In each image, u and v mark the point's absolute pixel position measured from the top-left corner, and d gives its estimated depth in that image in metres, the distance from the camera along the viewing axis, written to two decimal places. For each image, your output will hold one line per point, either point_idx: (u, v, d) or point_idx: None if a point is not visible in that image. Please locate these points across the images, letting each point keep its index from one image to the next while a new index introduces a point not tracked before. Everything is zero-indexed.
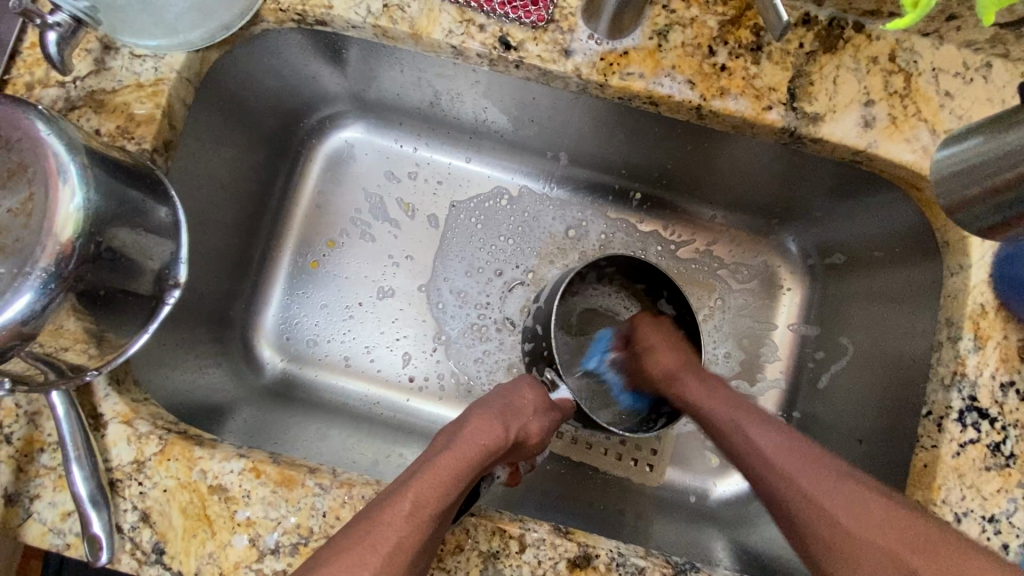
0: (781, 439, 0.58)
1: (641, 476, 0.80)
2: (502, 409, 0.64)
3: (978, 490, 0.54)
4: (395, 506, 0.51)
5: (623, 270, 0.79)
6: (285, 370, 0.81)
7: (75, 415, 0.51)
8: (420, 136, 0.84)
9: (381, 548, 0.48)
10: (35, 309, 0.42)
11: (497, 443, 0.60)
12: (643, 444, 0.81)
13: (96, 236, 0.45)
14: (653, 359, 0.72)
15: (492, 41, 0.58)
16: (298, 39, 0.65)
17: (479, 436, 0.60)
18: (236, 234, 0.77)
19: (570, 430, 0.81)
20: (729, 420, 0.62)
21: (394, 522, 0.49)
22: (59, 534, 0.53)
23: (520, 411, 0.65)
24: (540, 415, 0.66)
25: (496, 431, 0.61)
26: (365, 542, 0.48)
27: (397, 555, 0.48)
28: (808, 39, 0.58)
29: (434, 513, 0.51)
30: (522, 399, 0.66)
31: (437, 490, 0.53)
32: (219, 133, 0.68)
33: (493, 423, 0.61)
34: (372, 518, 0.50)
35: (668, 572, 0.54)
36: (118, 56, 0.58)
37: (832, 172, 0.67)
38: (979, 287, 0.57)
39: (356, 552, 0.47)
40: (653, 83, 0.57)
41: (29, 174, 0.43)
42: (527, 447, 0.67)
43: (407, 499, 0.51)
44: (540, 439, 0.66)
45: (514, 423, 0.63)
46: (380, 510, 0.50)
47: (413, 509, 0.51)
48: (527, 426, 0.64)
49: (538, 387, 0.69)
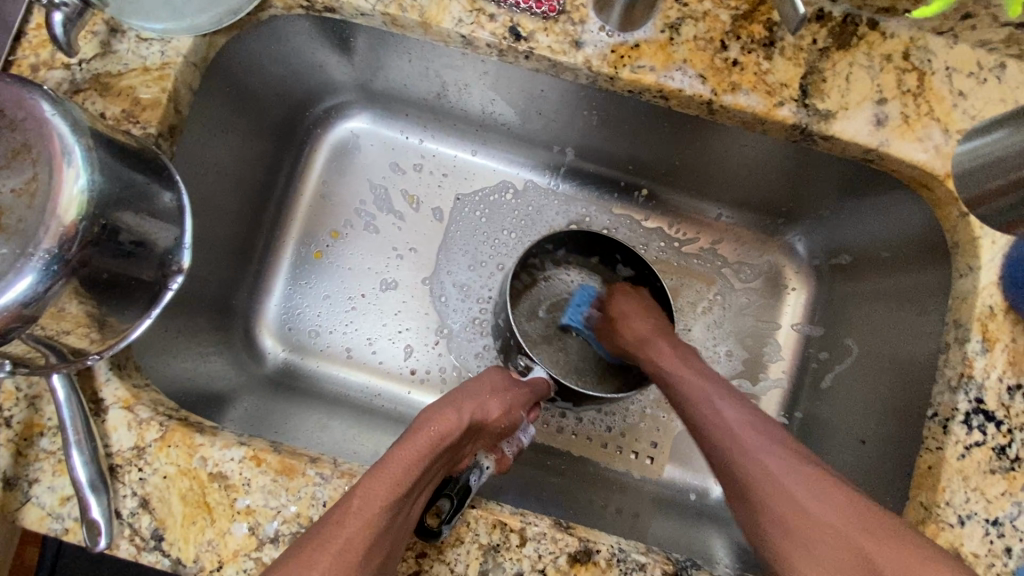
0: (741, 416, 0.57)
1: (641, 469, 0.80)
2: (456, 395, 0.62)
3: (982, 493, 0.53)
4: (344, 505, 0.49)
5: (574, 243, 0.80)
6: (286, 360, 0.80)
7: (75, 400, 0.51)
8: (426, 128, 0.83)
9: (330, 548, 0.46)
10: (36, 291, 0.42)
11: (454, 427, 0.57)
12: (643, 437, 0.81)
13: (101, 219, 0.44)
14: (628, 324, 0.70)
15: (501, 31, 0.57)
16: (305, 26, 0.65)
17: (432, 421, 0.57)
18: (240, 223, 0.76)
19: (570, 424, 0.81)
20: (696, 390, 0.61)
21: (344, 521, 0.47)
22: (57, 519, 0.52)
23: (475, 394, 0.63)
24: (498, 395, 0.64)
25: (450, 415, 0.58)
26: (315, 544, 0.46)
27: (348, 552, 0.46)
28: (821, 35, 0.57)
29: (383, 504, 0.48)
30: (479, 383, 0.65)
31: (388, 482, 0.50)
32: (223, 119, 0.67)
33: (446, 408, 0.59)
34: (328, 521, 0.48)
35: (670, 569, 0.53)
36: (125, 39, 0.57)
37: (841, 170, 0.67)
38: (989, 289, 0.56)
39: (305, 556, 0.46)
40: (663, 76, 0.57)
41: (33, 155, 0.42)
42: (495, 429, 0.64)
43: (354, 495, 0.49)
44: (503, 419, 0.63)
45: (471, 405, 0.61)
46: (335, 511, 0.49)
47: (362, 504, 0.48)
48: (485, 407, 0.62)
49: (494, 371, 0.67)
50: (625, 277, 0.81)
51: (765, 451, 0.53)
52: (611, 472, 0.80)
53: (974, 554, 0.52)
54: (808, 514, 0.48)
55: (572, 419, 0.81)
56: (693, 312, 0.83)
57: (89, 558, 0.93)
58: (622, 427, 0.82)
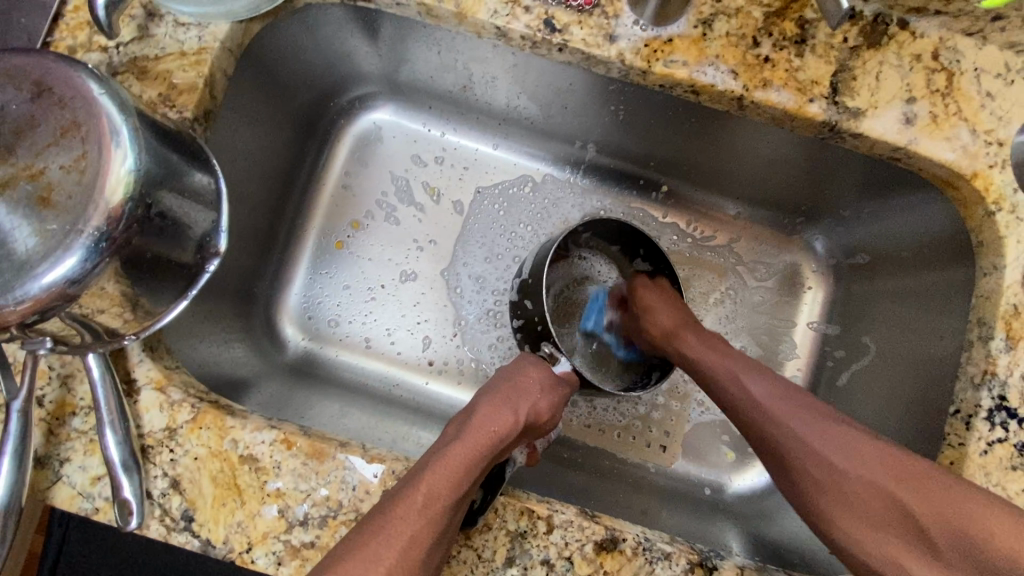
0: (771, 394, 0.61)
1: (654, 457, 0.81)
2: (507, 394, 0.63)
3: (1003, 489, 0.54)
4: (408, 500, 0.50)
5: (604, 232, 0.79)
6: (307, 349, 0.81)
7: (110, 378, 0.52)
8: (449, 120, 0.84)
9: (395, 543, 0.48)
10: (83, 269, 0.42)
11: (508, 428, 0.59)
12: (655, 427, 0.82)
13: (145, 199, 0.45)
14: (652, 317, 0.73)
15: (536, 23, 0.58)
16: (337, 14, 0.65)
17: (490, 422, 0.59)
18: (265, 211, 0.76)
19: (583, 413, 0.82)
20: (724, 369, 0.65)
21: (408, 517, 0.49)
22: (88, 498, 0.53)
23: (527, 392, 0.64)
24: (547, 392, 0.66)
25: (504, 416, 0.60)
26: (378, 537, 0.48)
27: (412, 549, 0.48)
28: (853, 34, 0.58)
29: (448, 503, 0.51)
30: (530, 379, 0.65)
31: (450, 479, 0.53)
32: (253, 107, 0.68)
33: (501, 410, 0.60)
34: (384, 517, 0.49)
35: (694, 558, 0.54)
36: (162, 24, 0.58)
37: (866, 169, 0.67)
38: (1013, 288, 0.56)
39: (370, 549, 0.48)
40: (696, 71, 0.57)
41: (82, 132, 0.43)
42: (540, 426, 0.65)
43: (420, 491, 0.51)
44: (552, 416, 0.65)
45: (523, 404, 0.62)
46: (393, 505, 0.50)
47: (426, 501, 0.50)
48: (537, 405, 0.63)
49: (541, 364, 0.68)
50: (641, 271, 0.81)
51: (804, 429, 0.57)
52: (626, 464, 0.80)
53: None
54: (837, 471, 0.54)
55: (584, 406, 0.82)
56: (711, 309, 0.84)
57: (97, 546, 0.92)
58: (636, 417, 0.82)
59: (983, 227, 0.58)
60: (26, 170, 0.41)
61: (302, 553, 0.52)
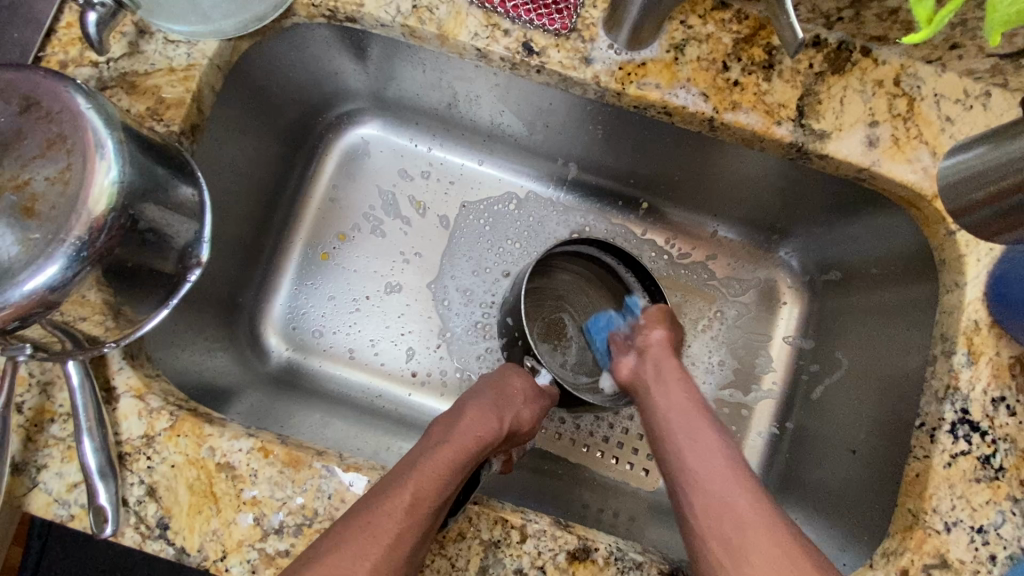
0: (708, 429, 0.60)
1: (637, 479, 0.81)
2: (495, 401, 0.65)
3: (967, 501, 0.55)
4: (395, 499, 0.51)
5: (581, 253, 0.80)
6: (290, 359, 0.81)
7: (89, 385, 0.52)
8: (434, 136, 0.86)
9: (382, 540, 0.49)
10: (64, 278, 0.43)
11: (494, 436, 0.62)
12: (640, 447, 0.82)
13: (127, 211, 0.46)
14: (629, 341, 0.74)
15: (515, 46, 0.60)
16: (325, 34, 0.67)
17: (476, 428, 0.61)
18: (251, 222, 0.78)
19: (568, 430, 0.82)
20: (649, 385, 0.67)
21: (394, 514, 0.50)
22: (63, 505, 0.53)
23: (512, 401, 0.66)
24: (530, 403, 0.68)
25: (491, 423, 0.62)
26: (366, 533, 0.49)
27: (398, 548, 0.49)
28: (818, 60, 0.60)
29: (433, 506, 0.52)
30: (513, 390, 0.67)
31: (435, 481, 0.54)
32: (241, 121, 0.70)
33: (488, 416, 0.63)
34: (370, 511, 0.50)
35: (665, 568, 0.55)
36: (153, 41, 0.59)
37: (835, 190, 0.70)
38: (974, 305, 0.58)
39: (356, 545, 0.48)
40: (668, 93, 0.60)
41: (67, 145, 0.44)
42: (519, 435, 0.68)
43: (406, 493, 0.52)
44: (535, 425, 0.68)
45: (507, 413, 0.65)
46: (379, 502, 0.51)
47: (413, 502, 0.51)
48: (520, 415, 0.66)
49: (525, 374, 0.70)
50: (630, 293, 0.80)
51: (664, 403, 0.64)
52: (607, 479, 0.81)
53: (960, 560, 0.54)
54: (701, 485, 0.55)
55: (570, 425, 0.82)
56: (690, 324, 0.85)
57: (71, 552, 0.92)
58: (622, 439, 0.82)
59: (945, 245, 0.61)
60: (13, 181, 0.43)
61: (277, 561, 0.53)
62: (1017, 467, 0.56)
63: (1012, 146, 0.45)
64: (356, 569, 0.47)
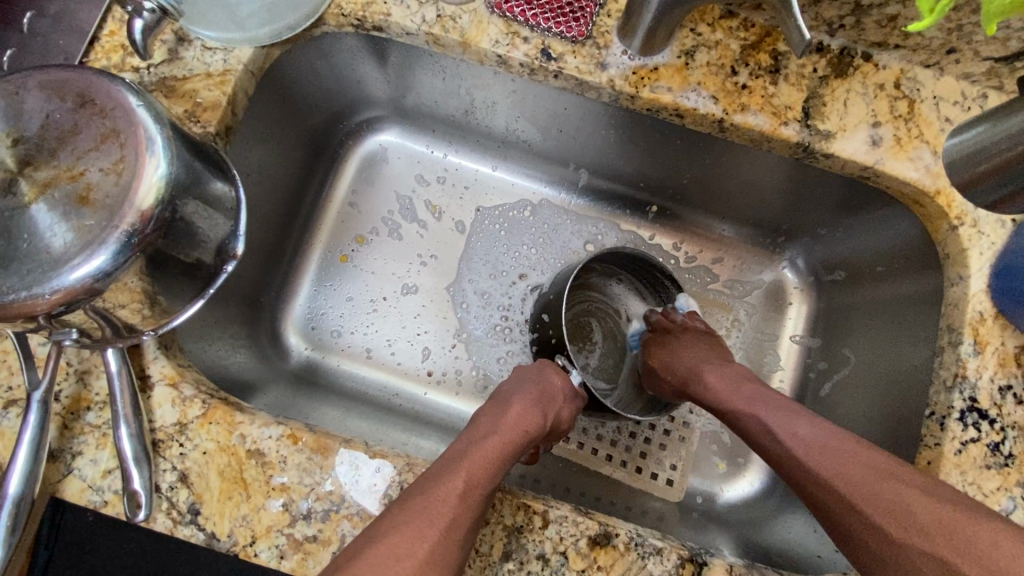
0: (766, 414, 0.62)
1: (659, 489, 0.81)
2: (539, 396, 0.66)
3: (978, 487, 0.57)
4: (450, 483, 0.52)
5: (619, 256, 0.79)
6: (311, 358, 0.83)
7: (126, 371, 0.54)
8: (451, 143, 0.89)
9: (439, 522, 0.49)
10: (113, 264, 0.45)
11: (537, 430, 0.63)
12: (664, 458, 0.83)
13: (171, 203, 0.48)
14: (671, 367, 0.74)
15: (534, 52, 0.63)
16: (351, 42, 0.71)
17: (523, 421, 0.62)
18: (275, 225, 0.81)
19: (590, 441, 0.83)
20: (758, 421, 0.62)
21: (449, 498, 0.51)
22: (97, 491, 0.54)
23: (553, 399, 0.67)
24: (568, 402, 0.70)
25: (535, 417, 0.63)
26: (423, 515, 0.49)
27: (454, 530, 0.49)
28: (821, 65, 0.64)
29: (485, 492, 0.53)
30: (554, 387, 0.69)
31: (487, 469, 0.55)
32: (269, 126, 0.73)
33: (533, 410, 0.64)
34: (426, 494, 0.51)
35: (684, 553, 0.56)
36: (191, 48, 0.63)
37: (840, 191, 0.72)
38: (978, 296, 0.60)
39: (415, 524, 0.48)
40: (680, 96, 0.63)
41: (120, 140, 0.46)
42: (555, 432, 0.69)
43: (460, 478, 0.53)
44: (568, 425, 0.70)
45: (549, 409, 0.66)
46: (435, 487, 0.51)
47: (466, 488, 0.52)
48: (559, 412, 0.68)
49: (563, 373, 0.72)
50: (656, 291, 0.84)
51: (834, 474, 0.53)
52: (629, 486, 0.81)
53: None
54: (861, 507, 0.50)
55: (593, 435, 0.83)
56: None
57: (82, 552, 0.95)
58: (644, 450, 0.83)
59: (948, 240, 0.63)
60: (67, 171, 0.45)
61: (305, 547, 0.54)
62: None
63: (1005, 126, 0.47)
64: (415, 550, 0.47)
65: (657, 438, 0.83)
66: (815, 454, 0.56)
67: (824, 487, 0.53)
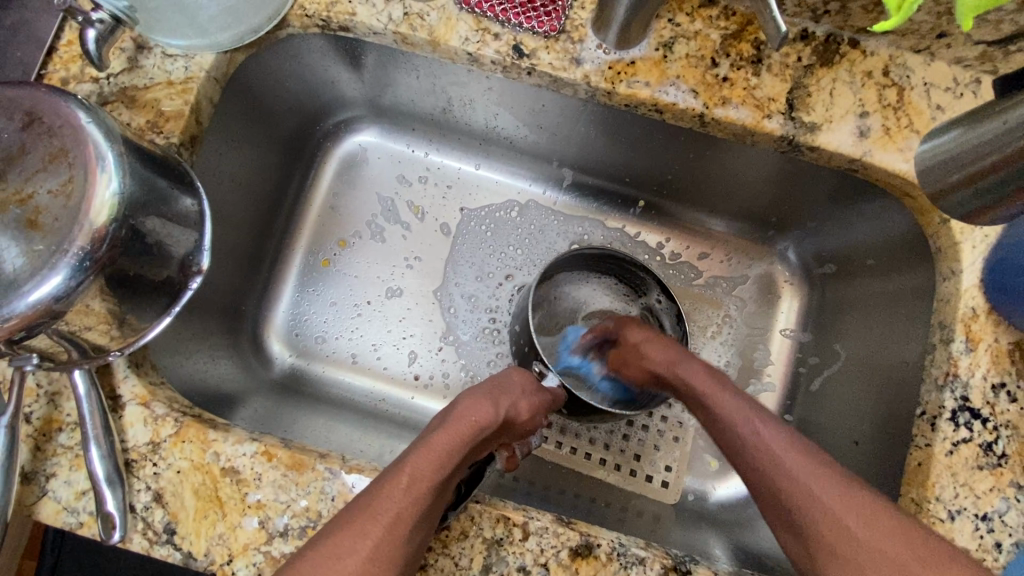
0: (753, 411, 0.59)
1: (654, 492, 0.80)
2: (492, 387, 0.64)
3: (971, 488, 0.55)
4: (395, 480, 0.52)
5: (594, 254, 0.79)
6: (294, 365, 0.82)
7: (95, 395, 0.53)
8: (431, 141, 0.86)
9: (382, 518, 0.49)
10: (68, 287, 0.44)
11: (491, 420, 0.60)
12: (659, 460, 0.81)
13: (127, 221, 0.47)
14: (647, 353, 0.69)
15: (506, 49, 0.61)
16: (320, 43, 0.68)
17: (471, 412, 0.59)
18: (252, 231, 0.79)
19: (583, 446, 0.81)
20: (760, 450, 0.56)
21: (394, 495, 0.50)
22: (72, 513, 0.54)
23: (509, 389, 0.65)
24: (529, 394, 0.66)
25: (485, 406, 0.60)
26: (366, 513, 0.49)
27: (397, 526, 0.49)
28: (806, 53, 0.61)
29: (431, 486, 0.52)
30: (511, 381, 0.66)
31: (433, 463, 0.53)
32: (240, 131, 0.71)
33: (482, 400, 0.61)
34: (372, 494, 0.51)
35: (668, 563, 0.55)
36: (151, 55, 0.61)
37: (829, 182, 0.70)
38: (970, 291, 0.58)
39: (358, 523, 0.49)
40: (658, 91, 0.60)
41: (69, 158, 0.45)
42: (519, 427, 0.66)
43: (404, 474, 0.52)
44: (531, 419, 0.66)
45: (504, 400, 0.63)
46: (380, 485, 0.51)
47: (410, 482, 0.51)
48: (518, 403, 0.64)
49: (526, 370, 0.69)
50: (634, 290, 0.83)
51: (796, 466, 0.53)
52: (623, 491, 0.80)
53: (965, 548, 0.54)
54: (819, 501, 0.51)
55: (585, 439, 0.82)
56: (692, 324, 0.85)
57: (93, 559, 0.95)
58: (639, 451, 0.81)
59: (940, 233, 0.61)
60: (15, 194, 0.44)
61: (282, 564, 0.53)
62: (1020, 454, 0.56)
63: (983, 130, 0.45)
64: (358, 548, 0.48)
65: (650, 440, 0.82)
66: (805, 459, 0.54)
67: (780, 479, 0.53)
